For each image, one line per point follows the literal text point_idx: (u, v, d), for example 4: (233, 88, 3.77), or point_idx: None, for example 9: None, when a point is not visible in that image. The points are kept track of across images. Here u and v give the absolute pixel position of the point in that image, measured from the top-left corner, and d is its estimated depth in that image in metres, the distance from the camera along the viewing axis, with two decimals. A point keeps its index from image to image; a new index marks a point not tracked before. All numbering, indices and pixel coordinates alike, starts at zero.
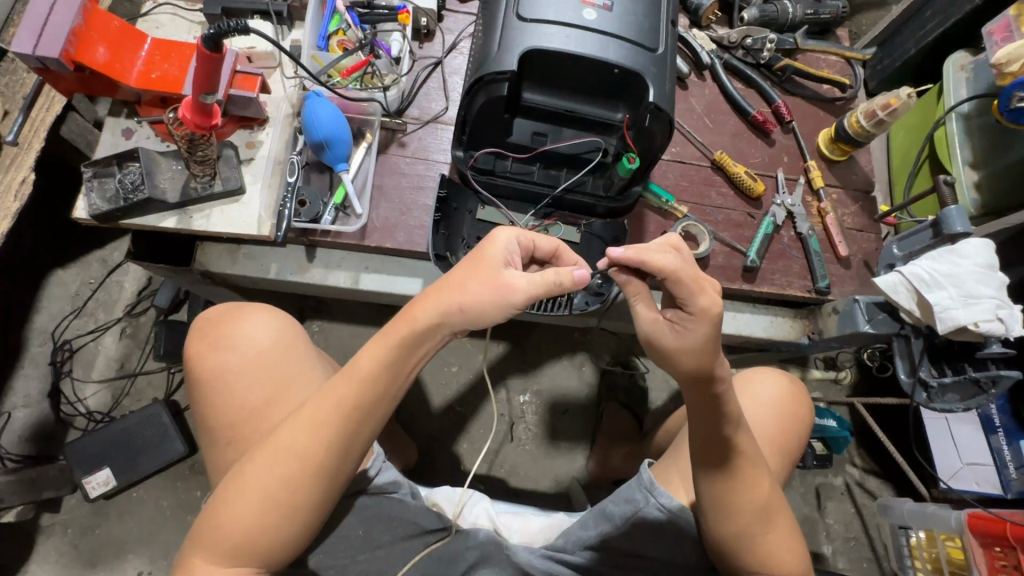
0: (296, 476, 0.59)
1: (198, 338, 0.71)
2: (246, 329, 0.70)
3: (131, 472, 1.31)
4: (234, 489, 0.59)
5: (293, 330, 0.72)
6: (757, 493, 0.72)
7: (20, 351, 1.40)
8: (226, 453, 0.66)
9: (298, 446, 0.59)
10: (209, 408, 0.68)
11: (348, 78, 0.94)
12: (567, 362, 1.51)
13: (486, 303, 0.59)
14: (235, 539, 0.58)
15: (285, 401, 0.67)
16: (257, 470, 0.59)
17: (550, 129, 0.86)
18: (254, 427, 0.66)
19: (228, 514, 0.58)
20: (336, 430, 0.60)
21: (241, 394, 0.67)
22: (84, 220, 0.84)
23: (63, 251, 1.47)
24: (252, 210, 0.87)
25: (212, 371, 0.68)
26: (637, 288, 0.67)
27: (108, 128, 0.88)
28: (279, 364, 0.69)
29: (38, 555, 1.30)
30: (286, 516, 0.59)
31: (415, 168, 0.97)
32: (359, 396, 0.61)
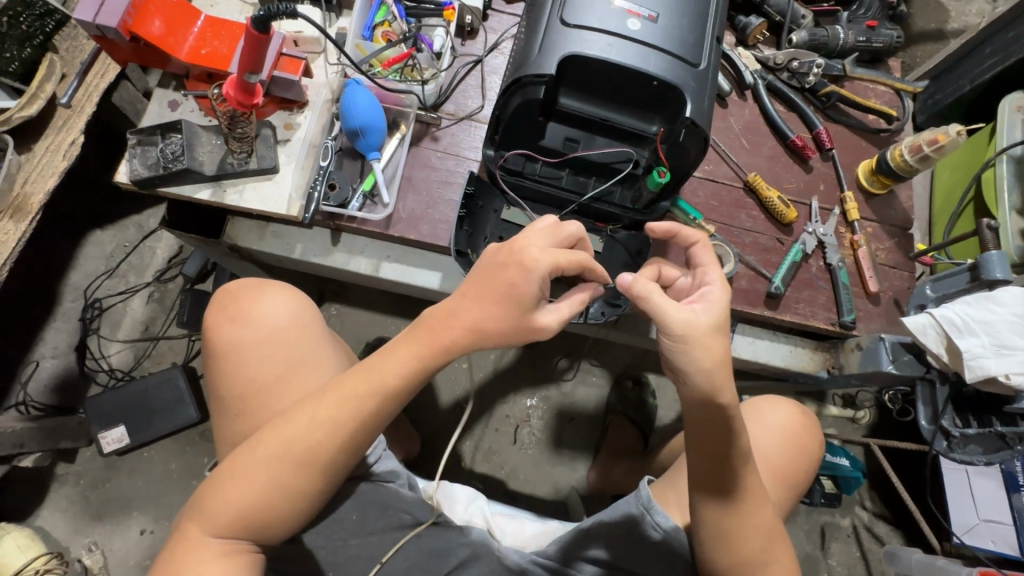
0: (300, 466, 0.59)
1: (218, 309, 0.72)
2: (264, 306, 0.70)
3: (144, 432, 1.36)
4: (237, 466, 0.59)
5: (311, 310, 0.73)
6: (765, 525, 0.71)
7: (53, 305, 1.46)
8: (235, 424, 0.68)
9: (306, 436, 0.59)
10: (222, 379, 0.69)
11: (389, 69, 0.96)
12: (578, 370, 1.50)
13: (512, 333, 0.60)
14: (232, 517, 0.58)
15: (298, 383, 0.68)
16: (262, 452, 0.59)
17: (582, 136, 0.86)
18: (264, 403, 0.67)
19: (227, 493, 0.58)
20: (344, 426, 0.59)
21: (254, 370, 0.68)
22: (125, 185, 0.86)
23: (103, 213, 1.52)
24: (283, 190, 0.89)
25: (227, 343, 0.69)
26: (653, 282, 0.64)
27: (156, 99, 0.91)
28: (295, 345, 0.70)
29: (50, 502, 1.35)
30: (283, 502, 0.59)
31: (446, 163, 0.98)
32: (373, 397, 0.60)
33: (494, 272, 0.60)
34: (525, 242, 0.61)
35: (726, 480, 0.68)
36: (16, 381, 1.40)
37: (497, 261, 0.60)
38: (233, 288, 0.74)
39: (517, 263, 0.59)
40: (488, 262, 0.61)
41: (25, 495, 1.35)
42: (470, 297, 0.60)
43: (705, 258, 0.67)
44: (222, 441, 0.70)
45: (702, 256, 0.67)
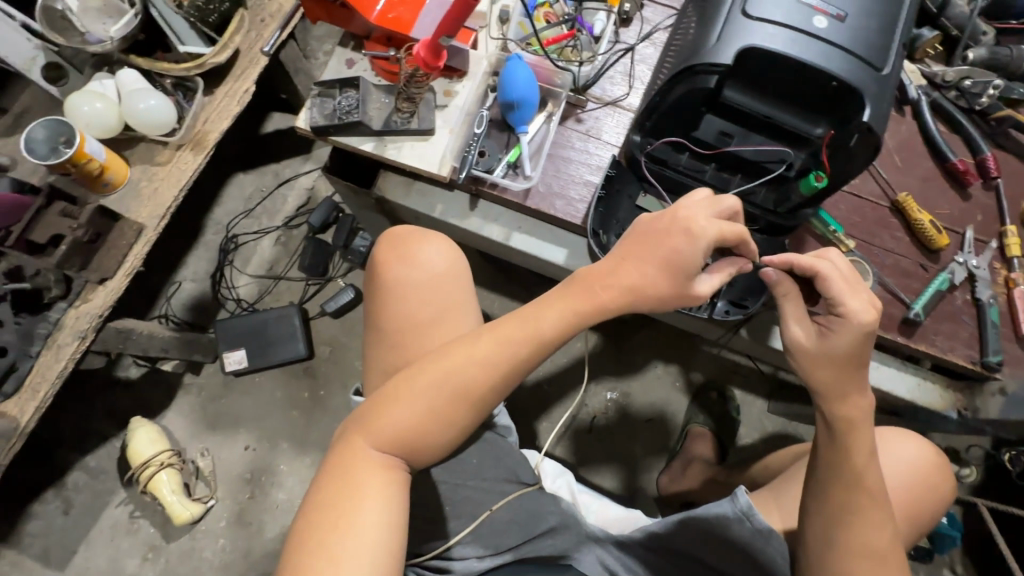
0: (463, 395, 0.65)
1: (383, 249, 0.77)
2: (425, 251, 0.76)
3: (260, 359, 1.51)
4: (405, 389, 0.65)
5: (463, 261, 0.78)
6: (884, 547, 0.66)
7: (198, 234, 1.64)
8: (388, 355, 0.74)
9: (470, 369, 0.65)
10: (380, 312, 0.75)
11: (548, 48, 1.01)
12: (665, 372, 1.49)
13: (669, 293, 0.65)
14: (398, 434, 0.64)
15: (448, 325, 0.74)
16: (430, 378, 0.65)
17: (738, 131, 0.85)
18: (418, 339, 0.73)
19: (395, 410, 0.65)
20: (504, 365, 0.66)
21: (411, 308, 0.74)
22: (303, 130, 0.95)
23: (249, 159, 1.69)
24: (437, 151, 0.95)
25: (392, 281, 0.75)
26: (788, 289, 0.71)
27: (336, 56, 1.00)
28: (448, 291, 0.75)
29: (174, 405, 1.52)
30: (441, 425, 0.65)
31: (586, 145, 1.00)
32: (530, 344, 0.66)
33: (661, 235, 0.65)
34: (694, 210, 0.65)
35: (844, 485, 0.67)
36: (161, 295, 1.59)
37: (659, 230, 0.65)
38: (395, 233, 0.80)
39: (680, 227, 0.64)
40: (655, 232, 0.66)
41: (155, 396, 1.52)
42: (627, 265, 0.66)
43: (851, 289, 0.67)
44: (370, 370, 0.76)
45: (848, 285, 0.67)
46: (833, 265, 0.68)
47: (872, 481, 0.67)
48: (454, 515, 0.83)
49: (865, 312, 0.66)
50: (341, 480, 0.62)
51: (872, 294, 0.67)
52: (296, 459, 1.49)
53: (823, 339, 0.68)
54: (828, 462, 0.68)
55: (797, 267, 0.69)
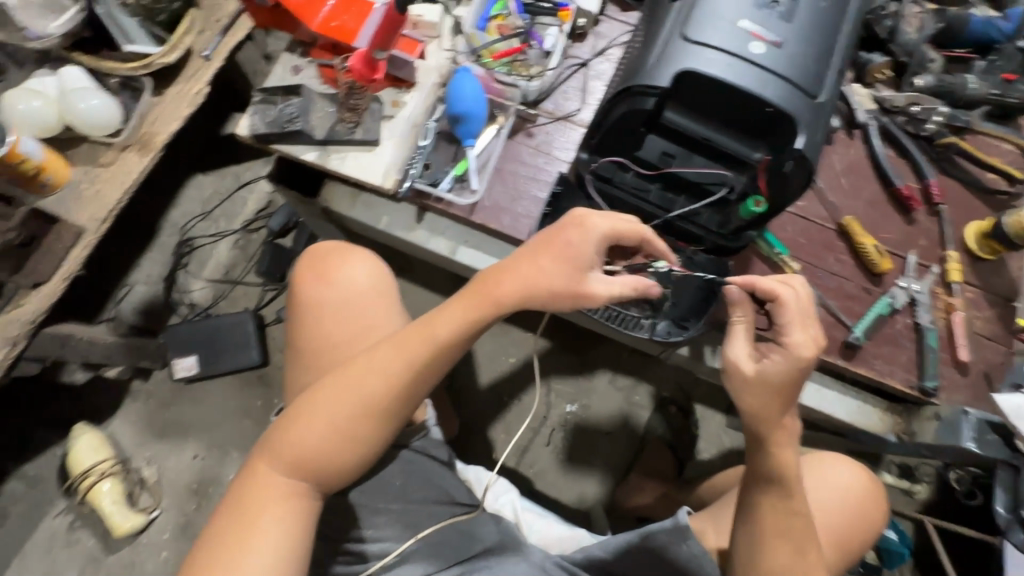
0: (366, 412, 0.64)
1: (303, 266, 0.77)
2: (342, 266, 0.74)
3: (211, 365, 1.47)
4: (308, 409, 0.64)
5: (383, 273, 0.76)
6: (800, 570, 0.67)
7: (152, 236, 1.59)
8: (306, 374, 0.73)
9: (372, 383, 0.64)
10: (299, 331, 0.74)
11: (497, 61, 0.98)
12: (623, 385, 1.49)
13: (563, 293, 0.61)
14: (303, 456, 0.63)
15: (362, 339, 0.73)
16: (334, 397, 0.64)
17: (680, 152, 0.84)
18: (333, 356, 0.72)
19: (299, 432, 0.64)
20: (406, 377, 0.64)
21: (327, 325, 0.73)
22: (243, 137, 0.93)
23: (208, 160, 1.65)
24: (381, 163, 0.93)
25: (309, 299, 0.74)
26: (741, 313, 0.69)
27: (282, 62, 0.98)
28: (364, 304, 0.74)
29: (121, 412, 1.48)
30: (346, 443, 0.64)
31: (535, 160, 1.00)
32: (432, 353, 0.64)
33: (551, 240, 0.63)
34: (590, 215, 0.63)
35: (765, 508, 0.68)
36: (110, 299, 1.54)
37: (553, 230, 0.63)
38: (318, 248, 0.79)
39: (573, 231, 0.62)
40: (547, 235, 0.63)
41: (101, 402, 1.47)
42: (520, 266, 0.63)
43: (803, 320, 0.66)
44: (291, 390, 0.75)
45: (801, 315, 0.66)
46: (792, 296, 0.66)
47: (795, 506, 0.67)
48: (384, 536, 0.81)
49: (809, 346, 0.65)
50: (246, 508, 0.62)
51: (820, 328, 0.66)
52: None
53: (760, 365, 0.66)
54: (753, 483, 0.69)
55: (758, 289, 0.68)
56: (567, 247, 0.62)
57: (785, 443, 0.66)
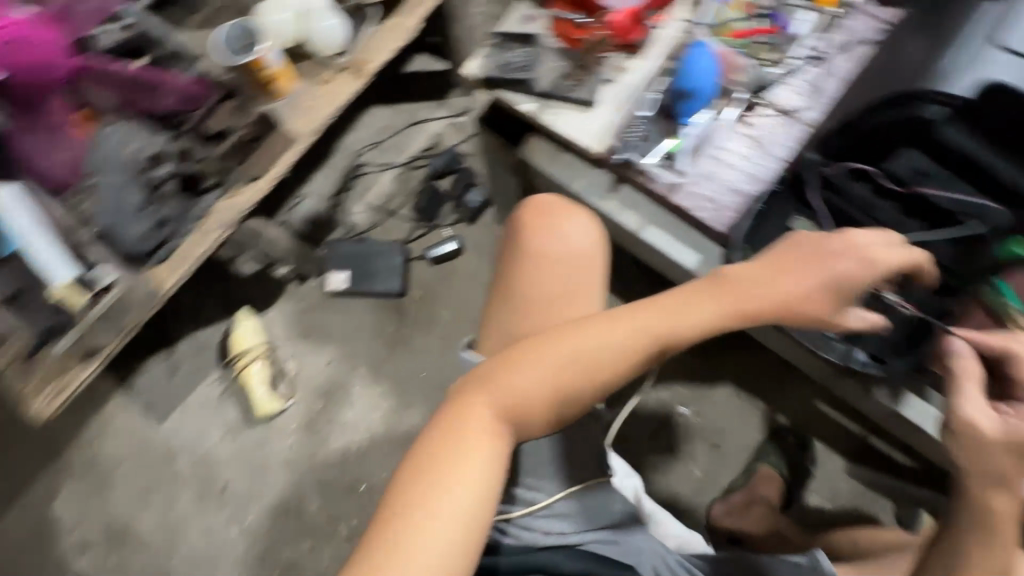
0: (591, 376, 0.65)
1: (526, 213, 0.77)
2: (572, 226, 0.75)
3: (360, 286, 1.60)
4: (534, 358, 0.66)
5: (603, 245, 0.77)
6: None
7: (329, 155, 1.73)
8: (507, 320, 0.74)
9: (604, 350, 0.66)
10: (510, 277, 0.75)
11: (736, 40, 0.96)
12: (747, 401, 1.42)
13: (819, 314, 0.64)
14: (519, 401, 0.65)
15: (577, 302, 0.73)
16: (562, 353, 0.65)
17: (938, 173, 0.77)
18: (542, 311, 0.72)
19: (518, 377, 0.65)
20: (635, 354, 0.66)
21: (542, 279, 0.73)
22: (469, 79, 0.95)
23: (389, 94, 1.75)
24: (596, 125, 0.93)
25: (530, 248, 0.75)
26: (968, 366, 0.68)
27: (515, 11, 0.99)
28: (584, 268, 0.74)
29: (275, 307, 1.64)
30: (558, 401, 0.66)
31: (749, 151, 0.94)
32: (670, 338, 0.66)
33: (821, 259, 0.64)
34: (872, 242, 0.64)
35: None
36: (285, 204, 1.70)
37: (830, 250, 0.64)
38: (538, 198, 0.79)
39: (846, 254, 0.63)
40: (815, 253, 0.65)
41: (262, 294, 1.65)
42: (784, 277, 0.64)
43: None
44: (486, 331, 0.76)
45: None
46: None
47: None
48: (529, 487, 0.85)
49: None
50: (453, 432, 0.63)
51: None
52: (369, 384, 1.58)
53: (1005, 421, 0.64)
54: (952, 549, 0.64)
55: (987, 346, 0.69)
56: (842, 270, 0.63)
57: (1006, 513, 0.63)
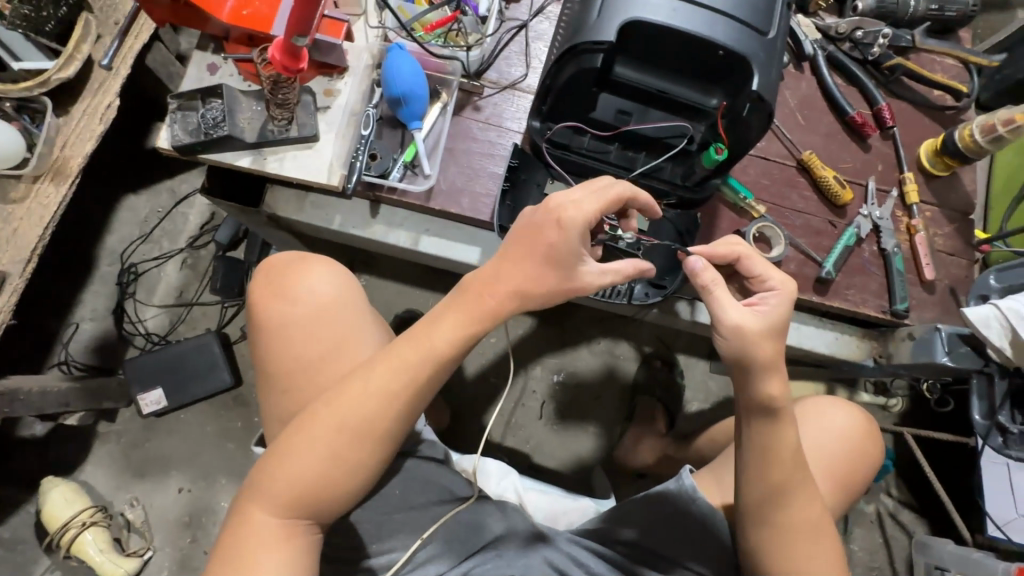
0: (365, 438, 0.63)
1: (261, 284, 0.73)
2: (308, 282, 0.72)
3: (182, 394, 1.38)
4: (299, 441, 0.62)
5: (353, 287, 0.74)
6: (804, 513, 0.68)
7: (91, 267, 1.47)
8: (281, 401, 0.71)
9: (367, 405, 0.63)
10: (268, 355, 0.72)
11: (431, 33, 0.93)
12: (608, 347, 1.47)
13: (554, 288, 0.65)
14: (298, 490, 0.61)
15: (342, 358, 0.70)
16: (324, 424, 0.62)
17: (636, 109, 0.82)
18: (309, 379, 0.69)
19: (290, 467, 0.62)
20: (403, 395, 0.63)
21: (298, 346, 0.70)
22: (166, 151, 0.85)
23: (136, 177, 1.51)
24: (323, 159, 0.87)
25: (274, 320, 0.71)
26: (714, 275, 0.69)
27: (194, 62, 0.89)
28: (338, 320, 0.71)
29: (92, 458, 1.39)
30: (343, 473, 0.63)
31: (488, 134, 0.94)
32: (432, 366, 0.64)
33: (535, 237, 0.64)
34: (573, 203, 0.64)
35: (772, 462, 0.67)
36: (57, 341, 1.43)
37: (537, 226, 0.64)
38: (271, 263, 0.75)
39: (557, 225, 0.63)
40: (528, 234, 0.64)
41: (69, 449, 1.39)
42: (511, 266, 0.65)
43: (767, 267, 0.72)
44: (268, 417, 0.73)
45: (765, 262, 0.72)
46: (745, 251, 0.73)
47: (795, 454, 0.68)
48: (391, 547, 0.77)
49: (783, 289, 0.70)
50: (241, 550, 0.60)
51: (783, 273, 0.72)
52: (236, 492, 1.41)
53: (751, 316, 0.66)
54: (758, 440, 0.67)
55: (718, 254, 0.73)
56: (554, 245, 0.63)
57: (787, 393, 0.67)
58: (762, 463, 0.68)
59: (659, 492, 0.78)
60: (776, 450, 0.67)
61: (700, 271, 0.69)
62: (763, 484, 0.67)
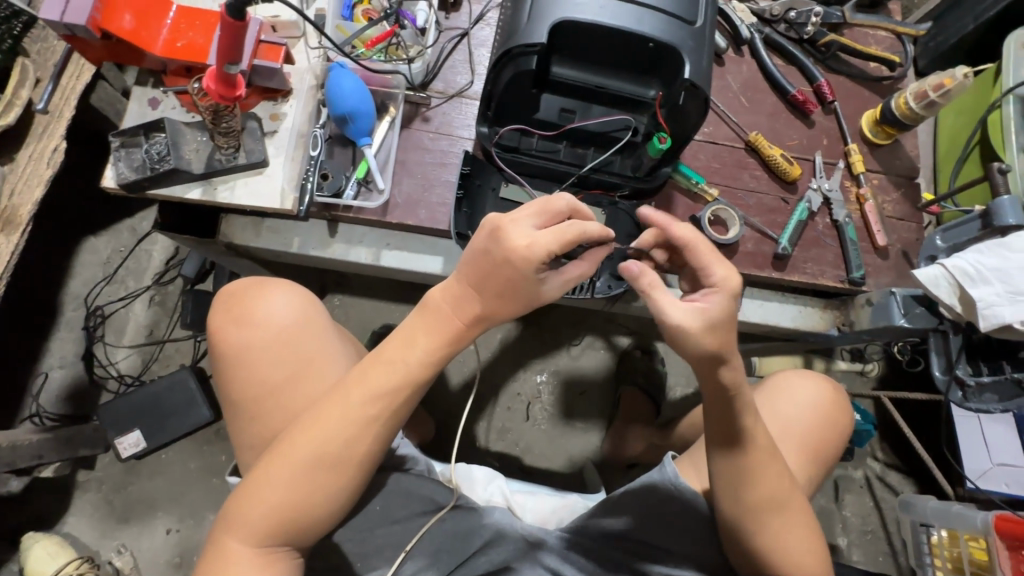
0: (339, 462, 0.62)
1: (220, 311, 0.73)
2: (268, 305, 0.71)
3: (161, 434, 1.35)
4: (272, 471, 0.61)
5: (314, 307, 0.74)
6: (772, 490, 0.69)
7: (55, 314, 1.42)
8: (251, 428, 0.70)
9: (340, 430, 0.62)
10: (233, 383, 0.71)
11: (373, 49, 0.92)
12: (586, 342, 1.48)
13: (518, 299, 0.65)
14: (275, 520, 0.60)
15: (311, 381, 0.70)
16: (297, 453, 0.61)
17: (579, 106, 0.84)
18: (278, 404, 0.69)
19: (262, 497, 0.61)
20: (375, 417, 0.63)
21: (263, 371, 0.70)
22: (113, 190, 0.84)
23: (91, 218, 1.46)
24: (275, 183, 0.87)
25: (236, 346, 0.70)
26: (653, 277, 0.66)
27: (135, 98, 0.88)
28: (303, 343, 0.71)
29: (75, 508, 1.35)
30: (318, 500, 0.62)
31: (440, 144, 0.95)
32: (403, 386, 0.64)
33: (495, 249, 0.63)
34: (511, 218, 0.63)
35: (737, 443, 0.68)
36: (27, 393, 1.38)
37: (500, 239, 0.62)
38: (230, 290, 0.75)
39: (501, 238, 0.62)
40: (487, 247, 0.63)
41: (49, 502, 1.35)
42: (476, 279, 0.64)
43: (710, 254, 0.67)
44: (240, 445, 0.72)
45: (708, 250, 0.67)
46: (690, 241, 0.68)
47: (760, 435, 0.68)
48: (376, 566, 0.77)
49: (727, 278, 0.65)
50: None
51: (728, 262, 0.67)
52: None
53: (698, 308, 0.63)
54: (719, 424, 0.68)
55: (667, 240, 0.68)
56: (507, 268, 0.62)
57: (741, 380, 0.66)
58: (734, 447, 0.68)
59: (641, 485, 0.79)
60: (744, 430, 0.68)
61: (639, 275, 0.67)
62: (738, 464, 0.68)
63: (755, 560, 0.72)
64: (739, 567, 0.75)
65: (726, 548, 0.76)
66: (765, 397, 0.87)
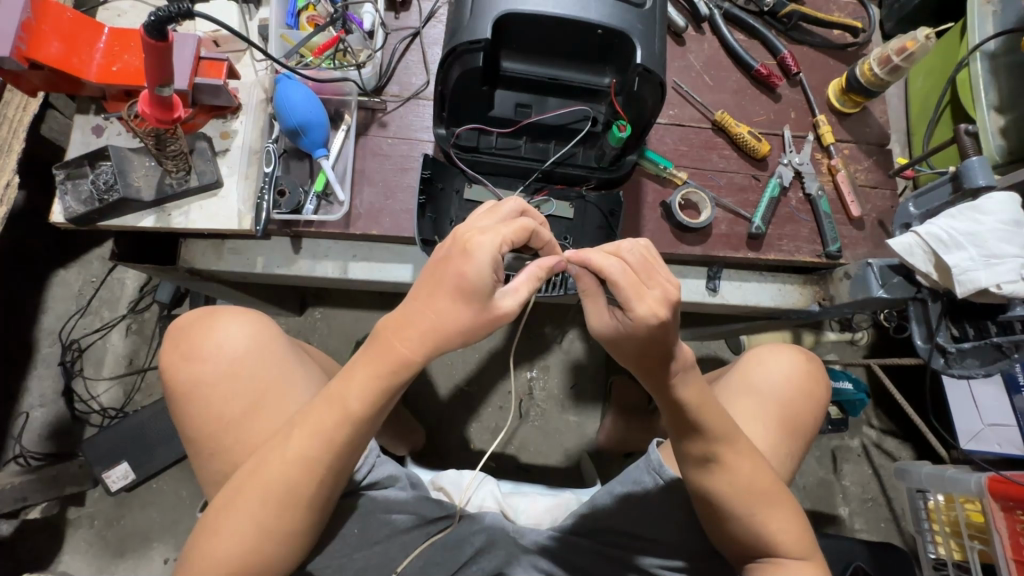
0: (292, 503, 0.62)
1: (169, 348, 0.73)
2: (217, 338, 0.72)
3: (149, 464, 1.29)
4: (220, 518, 0.61)
5: (263, 334, 0.74)
6: (743, 479, 0.68)
7: (30, 352, 1.38)
8: (212, 463, 0.70)
9: (282, 472, 0.61)
10: (187, 419, 0.71)
11: (321, 57, 0.89)
12: (573, 334, 1.47)
13: (466, 326, 0.58)
14: (225, 567, 0.61)
15: (267, 413, 0.70)
16: (246, 493, 0.61)
17: (534, 100, 0.83)
18: (235, 436, 0.69)
19: (219, 539, 0.61)
20: (324, 459, 0.61)
21: (218, 404, 0.70)
22: (62, 224, 0.82)
23: (60, 251, 1.42)
24: (230, 205, 0.85)
25: (187, 385, 0.71)
26: (587, 284, 0.63)
27: (78, 127, 0.85)
28: (256, 372, 0.72)
29: (68, 547, 1.31)
30: (275, 540, 0.62)
31: (399, 148, 0.92)
32: (346, 424, 0.61)
33: (433, 278, 0.59)
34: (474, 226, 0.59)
35: (710, 439, 0.67)
36: (8, 435, 1.34)
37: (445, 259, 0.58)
38: (177, 326, 0.75)
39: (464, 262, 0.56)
40: (427, 271, 0.59)
41: (40, 543, 1.30)
42: (421, 312, 0.59)
43: (640, 287, 0.59)
44: (205, 482, 0.72)
45: (638, 282, 0.59)
46: (626, 264, 0.60)
47: (725, 432, 0.67)
48: None
49: (660, 307, 0.59)
50: None
51: (668, 283, 0.59)
52: None
53: (616, 324, 0.61)
54: (687, 422, 0.66)
55: (590, 266, 0.60)
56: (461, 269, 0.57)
57: (695, 379, 0.66)
58: (711, 441, 0.67)
59: (627, 491, 0.80)
60: (709, 424, 0.66)
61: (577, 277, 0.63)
62: (710, 458, 0.68)
63: (738, 544, 0.71)
64: (728, 554, 0.74)
65: (711, 535, 0.75)
66: (738, 378, 0.87)
